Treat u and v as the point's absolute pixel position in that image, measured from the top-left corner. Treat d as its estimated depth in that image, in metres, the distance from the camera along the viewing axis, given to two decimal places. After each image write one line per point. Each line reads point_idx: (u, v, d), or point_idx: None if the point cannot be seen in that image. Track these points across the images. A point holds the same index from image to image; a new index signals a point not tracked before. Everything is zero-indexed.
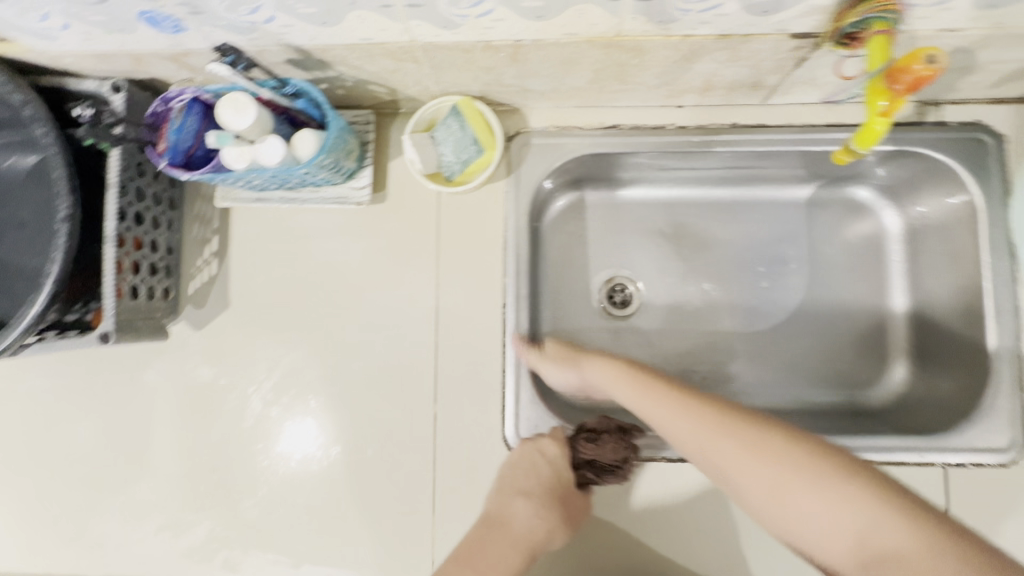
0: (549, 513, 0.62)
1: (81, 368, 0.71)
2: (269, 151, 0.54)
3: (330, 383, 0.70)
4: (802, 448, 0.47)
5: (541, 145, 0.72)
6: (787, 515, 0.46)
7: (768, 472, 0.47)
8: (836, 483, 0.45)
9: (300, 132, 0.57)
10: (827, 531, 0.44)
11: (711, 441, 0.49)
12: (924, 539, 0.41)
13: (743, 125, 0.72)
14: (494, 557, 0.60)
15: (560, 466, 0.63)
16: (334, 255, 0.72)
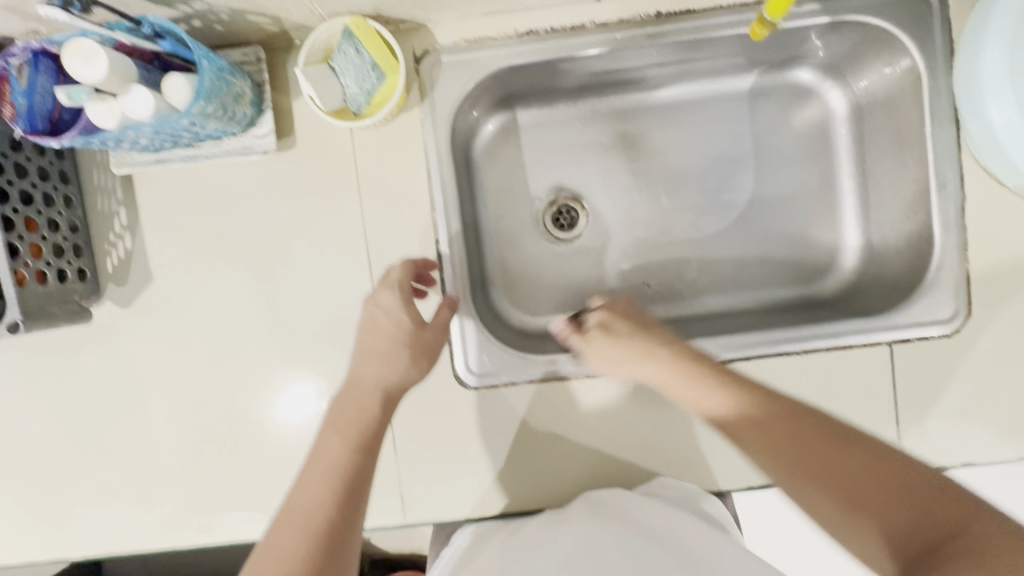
0: (413, 358, 0.61)
1: (14, 362, 0.69)
2: (136, 104, 0.51)
3: (271, 343, 0.68)
4: (843, 468, 0.44)
5: (453, 63, 0.68)
6: (801, 480, 0.46)
7: (786, 472, 0.47)
8: (827, 481, 0.44)
9: (169, 77, 0.53)
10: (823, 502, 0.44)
11: (770, 450, 0.48)
12: (833, 494, 0.44)
13: (669, 14, 0.67)
14: (353, 411, 0.58)
15: (399, 315, 0.62)
16: (254, 211, 0.68)
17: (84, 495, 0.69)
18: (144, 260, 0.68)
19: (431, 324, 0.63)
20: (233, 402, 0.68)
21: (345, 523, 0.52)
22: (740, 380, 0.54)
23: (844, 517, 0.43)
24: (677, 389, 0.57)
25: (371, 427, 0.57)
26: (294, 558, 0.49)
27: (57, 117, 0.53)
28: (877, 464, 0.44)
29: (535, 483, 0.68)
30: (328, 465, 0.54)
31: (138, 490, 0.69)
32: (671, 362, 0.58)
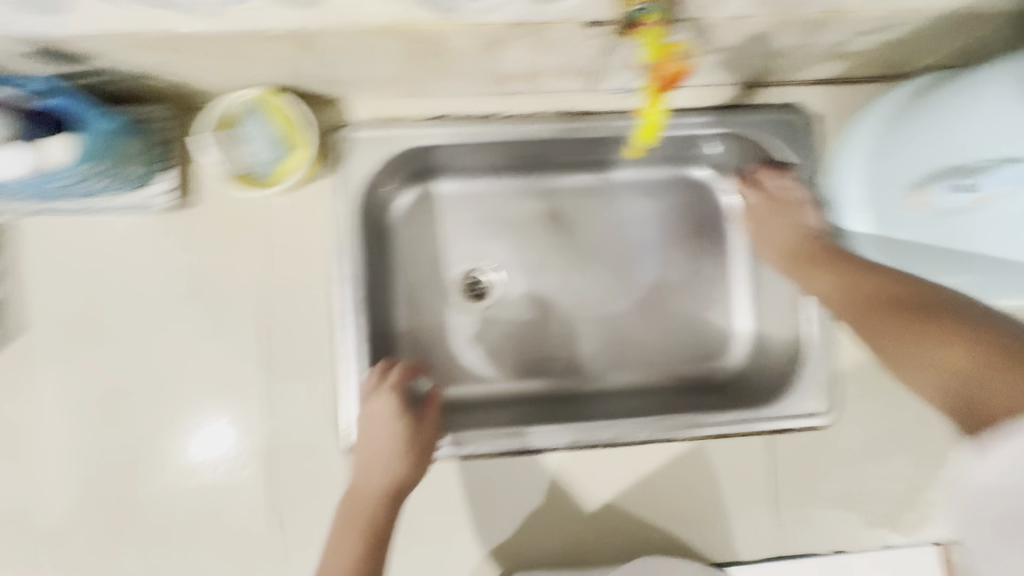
0: (417, 458, 0.62)
1: (29, 391, 0.64)
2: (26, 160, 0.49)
3: (312, 397, 0.65)
4: (923, 327, 0.48)
5: (509, 129, 0.68)
6: (908, 341, 0.49)
7: (892, 334, 0.51)
8: (913, 343, 0.48)
9: (51, 138, 0.50)
10: (937, 381, 0.45)
11: (871, 319, 0.53)
12: (934, 340, 0.46)
13: (725, 106, 0.70)
14: (367, 512, 0.59)
15: (395, 419, 0.62)
16: (305, 258, 0.66)
17: (83, 549, 0.63)
18: (180, 297, 0.65)
19: (426, 424, 0.63)
20: (264, 455, 0.65)
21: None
22: (911, 292, 0.53)
23: (943, 350, 0.45)
24: (869, 338, 0.53)
25: (381, 526, 0.58)
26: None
27: (122, 133, 0.55)
28: (942, 330, 0.47)
29: (573, 550, 0.67)
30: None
31: (146, 543, 0.64)
32: (862, 322, 0.54)
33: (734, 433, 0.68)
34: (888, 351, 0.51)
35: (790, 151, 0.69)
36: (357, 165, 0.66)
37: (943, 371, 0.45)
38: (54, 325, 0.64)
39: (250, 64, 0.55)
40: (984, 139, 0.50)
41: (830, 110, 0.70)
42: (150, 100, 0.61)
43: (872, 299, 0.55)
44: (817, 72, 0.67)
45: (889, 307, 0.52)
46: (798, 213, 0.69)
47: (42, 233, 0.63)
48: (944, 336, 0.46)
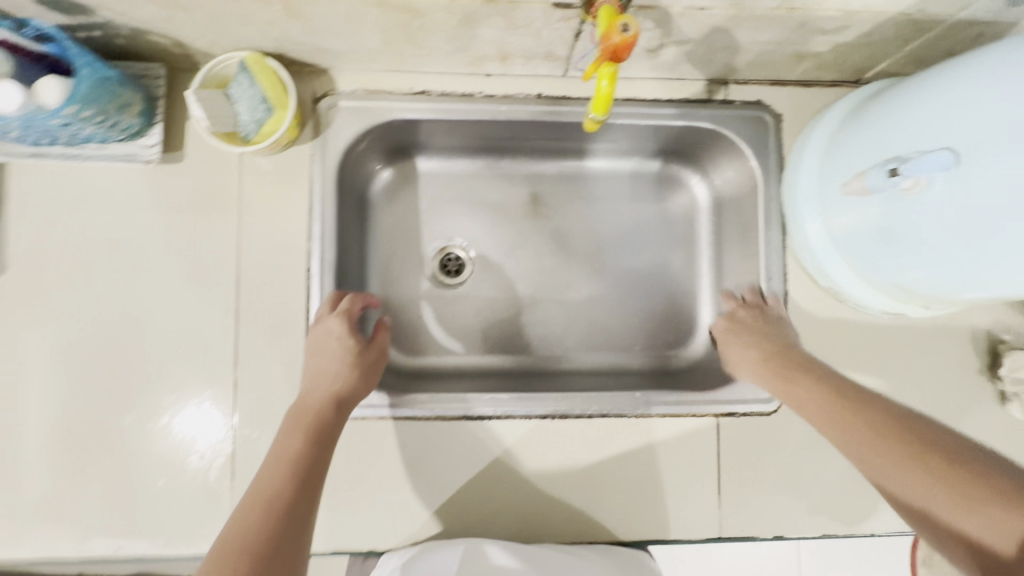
0: (363, 375, 0.64)
1: (5, 327, 0.66)
2: (3, 97, 0.50)
3: (277, 351, 0.68)
4: (904, 459, 0.46)
5: (485, 108, 0.71)
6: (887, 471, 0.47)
7: (871, 446, 0.49)
8: (897, 464, 0.46)
9: (44, 78, 0.53)
10: (917, 486, 0.44)
11: (842, 441, 0.51)
12: (914, 472, 0.45)
13: (693, 99, 0.73)
14: (312, 413, 0.58)
15: (347, 337, 0.64)
16: (281, 217, 0.69)
17: (44, 485, 0.65)
18: (158, 248, 0.67)
19: (374, 346, 0.67)
20: (225, 404, 0.67)
21: (311, 486, 0.52)
22: (873, 422, 0.51)
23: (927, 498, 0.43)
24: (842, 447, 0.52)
25: (328, 424, 0.58)
26: (244, 528, 0.47)
27: (113, 82, 0.58)
28: (929, 458, 0.45)
29: (520, 518, 0.68)
30: (284, 457, 0.54)
31: (105, 484, 0.65)
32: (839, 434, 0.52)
33: (687, 413, 0.70)
34: (867, 458, 0.49)
35: (753, 145, 0.72)
36: (338, 132, 0.69)
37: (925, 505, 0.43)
38: (35, 266, 0.66)
39: (239, 27, 0.59)
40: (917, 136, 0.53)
41: (793, 110, 0.73)
42: (150, 59, 0.66)
43: (845, 413, 0.53)
44: (781, 71, 0.70)
45: (874, 438, 0.49)
46: (775, 330, 0.68)
47: (32, 177, 0.66)
48: (935, 469, 0.44)
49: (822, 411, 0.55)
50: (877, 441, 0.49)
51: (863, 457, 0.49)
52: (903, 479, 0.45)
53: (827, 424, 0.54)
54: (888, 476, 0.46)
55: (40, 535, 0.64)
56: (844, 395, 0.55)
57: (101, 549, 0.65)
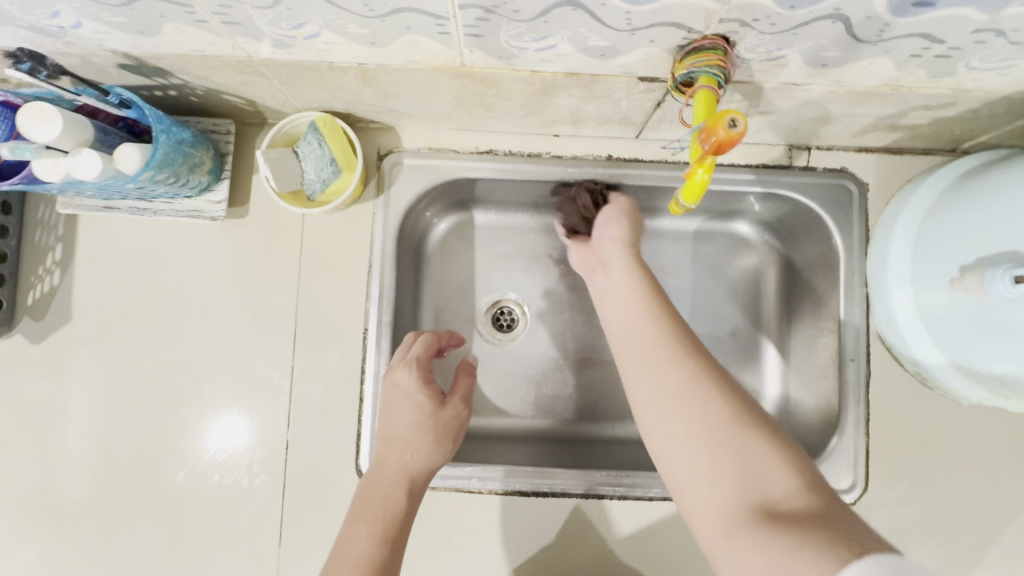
0: (436, 441, 0.61)
1: (70, 374, 0.66)
2: (84, 165, 0.50)
3: (329, 411, 0.66)
4: (733, 457, 0.45)
5: (551, 168, 0.69)
6: (697, 445, 0.46)
7: (698, 453, 0.46)
8: (727, 454, 0.45)
9: (122, 145, 0.53)
10: (782, 475, 0.43)
11: (679, 433, 0.48)
12: (755, 468, 0.44)
13: (771, 165, 0.69)
14: (382, 500, 0.56)
15: (415, 394, 0.62)
16: (340, 274, 0.68)
17: (95, 538, 0.64)
18: (219, 302, 0.67)
19: (450, 403, 0.63)
20: (276, 464, 0.65)
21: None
22: (724, 402, 0.48)
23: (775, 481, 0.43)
24: (647, 421, 0.51)
25: (399, 517, 0.56)
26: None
27: (186, 144, 0.58)
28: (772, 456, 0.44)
29: None
30: (352, 554, 0.52)
31: (153, 540, 0.65)
32: (673, 410, 0.49)
33: None
34: (697, 489, 0.45)
35: (837, 216, 0.68)
36: (401, 190, 0.68)
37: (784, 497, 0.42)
38: (100, 316, 0.67)
39: (313, 91, 0.59)
40: None
41: (878, 178, 0.69)
42: (221, 115, 0.66)
43: (695, 384, 0.49)
44: (869, 140, 0.66)
45: (698, 426, 0.47)
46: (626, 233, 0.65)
47: (102, 228, 0.67)
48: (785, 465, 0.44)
49: (665, 357, 0.52)
50: (727, 407, 0.47)
51: (704, 527, 0.44)
52: (720, 488, 0.44)
53: (690, 369, 0.50)
54: (733, 446, 0.45)
55: None
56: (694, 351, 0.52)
57: None
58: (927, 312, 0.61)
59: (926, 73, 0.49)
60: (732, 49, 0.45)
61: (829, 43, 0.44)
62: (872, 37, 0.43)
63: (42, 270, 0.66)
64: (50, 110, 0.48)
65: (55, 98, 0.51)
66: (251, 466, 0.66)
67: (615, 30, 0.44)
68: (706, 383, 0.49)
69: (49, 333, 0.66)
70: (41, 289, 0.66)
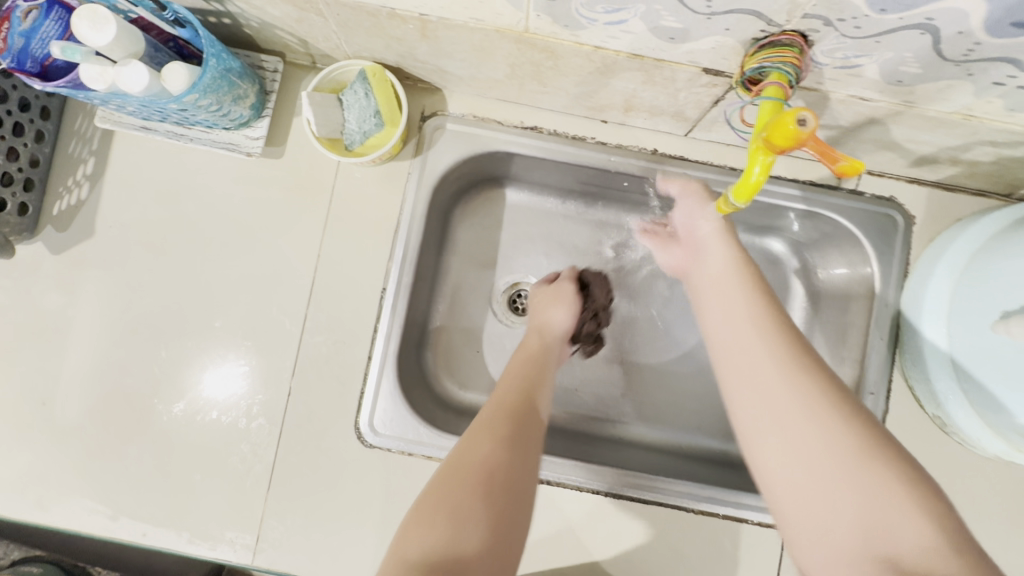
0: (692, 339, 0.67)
1: (86, 290, 0.66)
2: (130, 78, 0.49)
3: (336, 365, 0.65)
4: (874, 494, 0.39)
5: (594, 153, 0.67)
6: (822, 474, 0.41)
7: (810, 469, 0.42)
8: (878, 491, 0.39)
9: (171, 63, 0.52)
10: (917, 529, 0.37)
11: (785, 427, 0.44)
12: (904, 515, 0.38)
13: (818, 184, 0.67)
14: (504, 423, 0.51)
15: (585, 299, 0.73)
16: (367, 230, 0.67)
17: (88, 457, 0.64)
18: (242, 238, 0.66)
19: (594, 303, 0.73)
20: (276, 409, 0.65)
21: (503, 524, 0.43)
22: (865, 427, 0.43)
23: (917, 531, 0.37)
24: (745, 441, 0.47)
25: (512, 428, 0.50)
26: (410, 537, 0.42)
27: (234, 73, 0.57)
28: (910, 497, 0.39)
29: None
30: (502, 395, 0.55)
31: (144, 468, 0.64)
32: (803, 427, 0.43)
33: (749, 518, 0.64)
34: (815, 509, 0.41)
35: (879, 245, 0.66)
36: (439, 155, 0.67)
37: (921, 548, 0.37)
38: (122, 238, 0.66)
39: (368, 39, 0.57)
40: None
41: (927, 212, 0.67)
42: (270, 52, 0.65)
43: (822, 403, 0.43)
44: (924, 171, 0.64)
45: (848, 450, 0.41)
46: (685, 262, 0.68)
47: (137, 151, 0.67)
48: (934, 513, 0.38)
49: (806, 385, 0.44)
50: (867, 447, 0.41)
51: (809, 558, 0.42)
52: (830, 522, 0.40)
53: (814, 387, 0.44)
54: (858, 490, 0.40)
55: (74, 503, 0.64)
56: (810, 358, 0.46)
57: (129, 532, 0.63)
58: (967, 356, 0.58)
59: (1004, 105, 0.47)
60: (809, 49, 0.44)
61: (910, 57, 0.43)
62: (958, 56, 0.41)
63: (71, 182, 0.66)
64: (105, 15, 0.47)
65: (111, 6, 0.50)
66: (253, 409, 0.65)
67: (692, 12, 0.42)
68: (851, 444, 0.41)
69: (70, 246, 0.66)
70: (69, 201, 0.66)
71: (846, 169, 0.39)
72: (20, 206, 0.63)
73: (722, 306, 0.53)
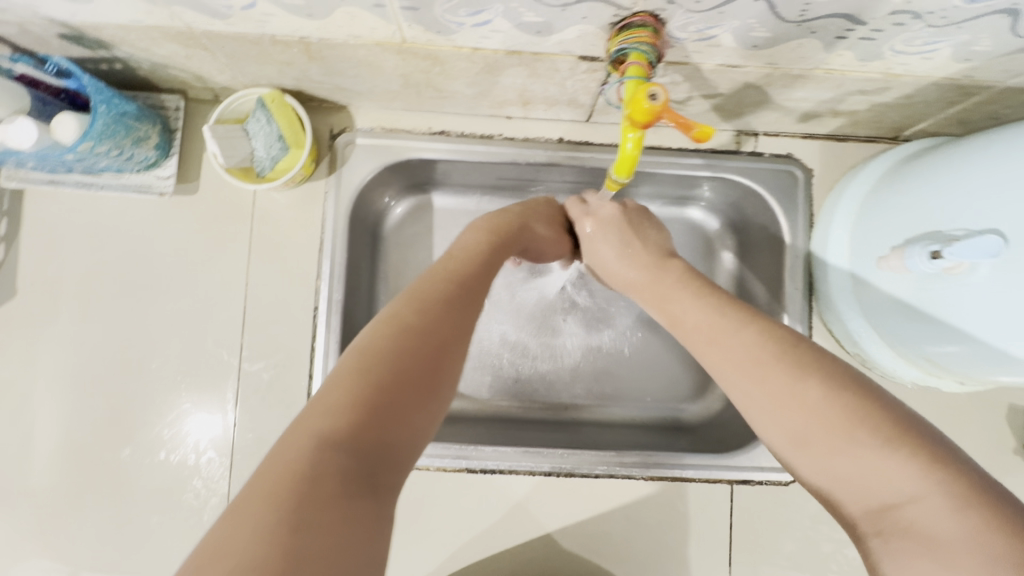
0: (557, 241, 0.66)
1: (16, 350, 0.66)
2: (19, 134, 0.50)
3: (279, 388, 0.66)
4: (858, 456, 0.35)
5: (503, 147, 0.69)
6: (804, 452, 0.38)
7: (813, 462, 0.37)
8: (840, 443, 0.36)
9: (60, 114, 0.53)
10: (871, 473, 0.34)
11: (749, 406, 0.42)
12: (853, 468, 0.35)
13: (719, 150, 0.70)
14: (441, 294, 0.44)
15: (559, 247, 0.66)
16: (291, 252, 0.68)
17: (39, 516, 0.64)
18: (168, 276, 0.67)
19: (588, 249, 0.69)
20: (224, 440, 0.65)
21: (453, 338, 0.41)
22: (852, 410, 0.36)
23: (868, 480, 0.34)
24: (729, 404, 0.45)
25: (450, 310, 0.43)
26: (337, 381, 0.35)
27: (130, 117, 0.57)
28: (842, 439, 0.36)
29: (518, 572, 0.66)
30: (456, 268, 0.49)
31: (98, 520, 0.64)
32: (757, 404, 0.41)
33: (695, 477, 0.67)
34: (817, 488, 0.38)
35: (782, 201, 0.69)
36: (353, 171, 0.68)
37: (880, 499, 0.34)
38: (46, 293, 0.66)
39: (260, 67, 0.58)
40: (951, 214, 0.51)
41: (824, 164, 0.70)
42: (169, 91, 0.65)
43: (759, 373, 0.42)
44: (814, 126, 0.67)
45: (794, 417, 0.39)
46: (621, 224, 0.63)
47: (48, 206, 0.67)
48: (878, 452, 0.34)
49: (740, 379, 0.43)
50: (796, 403, 0.39)
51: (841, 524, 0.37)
52: (824, 491, 0.37)
53: (733, 354, 0.44)
54: (838, 473, 0.36)
55: (31, 564, 0.63)
56: (746, 330, 0.45)
57: None
58: (867, 297, 0.62)
59: (855, 56, 0.50)
60: (664, 28, 0.46)
61: (755, 23, 0.46)
62: (795, 17, 0.44)
63: None
64: None
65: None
66: (204, 442, 0.65)
67: (547, 6, 0.44)
68: (792, 407, 0.39)
69: None
70: None
71: (700, 136, 0.42)
72: None
73: (673, 301, 0.53)
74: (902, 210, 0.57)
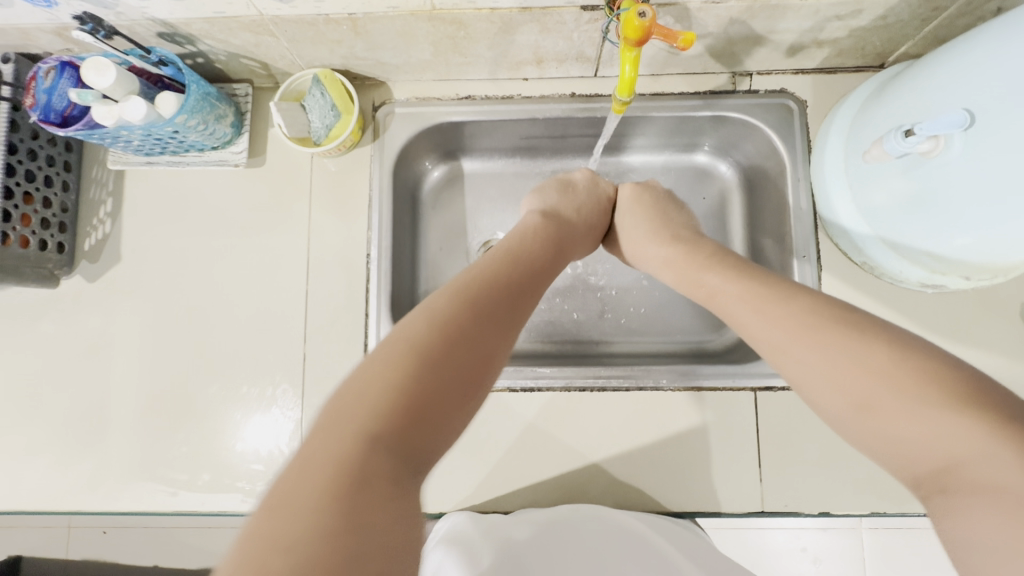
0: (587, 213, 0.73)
1: (122, 307, 0.78)
2: (131, 110, 0.62)
3: (341, 327, 0.76)
4: (941, 413, 0.37)
5: (522, 104, 0.79)
6: (881, 412, 0.40)
7: (892, 419, 0.39)
8: (924, 403, 0.38)
9: (162, 93, 0.64)
10: (955, 430, 0.36)
11: (817, 367, 0.44)
12: (936, 426, 0.37)
13: (717, 91, 0.78)
14: (485, 287, 0.52)
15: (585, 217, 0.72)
16: (345, 209, 0.78)
17: (146, 446, 0.74)
18: (244, 237, 0.78)
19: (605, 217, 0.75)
20: (297, 373, 0.75)
21: (479, 345, 0.47)
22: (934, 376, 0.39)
23: (951, 436, 0.36)
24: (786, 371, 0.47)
25: (490, 305, 0.50)
26: (386, 383, 0.41)
27: (213, 96, 0.69)
28: (925, 400, 0.38)
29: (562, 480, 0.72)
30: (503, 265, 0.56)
31: (195, 447, 0.74)
32: (827, 364, 0.44)
33: (719, 386, 0.73)
34: (887, 448, 0.40)
35: (779, 131, 0.76)
36: (394, 135, 0.78)
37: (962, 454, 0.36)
38: (145, 257, 0.78)
39: (314, 48, 0.70)
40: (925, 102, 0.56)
41: (816, 95, 0.77)
42: (238, 81, 0.78)
43: (830, 339, 0.45)
44: (801, 59, 0.74)
45: (874, 377, 0.41)
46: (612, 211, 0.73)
47: (145, 185, 0.79)
48: (960, 410, 0.37)
49: (812, 345, 0.45)
50: (876, 366, 0.41)
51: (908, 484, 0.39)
52: (898, 448, 0.39)
53: (801, 324, 0.47)
54: (918, 428, 0.38)
55: (140, 489, 0.73)
56: (808, 307, 0.48)
57: (190, 503, 0.73)
58: (862, 206, 0.66)
59: None
60: None
61: None
62: None
63: (96, 221, 0.78)
64: (106, 64, 0.60)
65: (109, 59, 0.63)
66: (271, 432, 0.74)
67: None
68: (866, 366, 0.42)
69: (103, 273, 0.78)
70: (96, 236, 0.78)
71: (685, 42, 0.50)
72: (59, 245, 0.75)
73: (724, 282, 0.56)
74: (889, 107, 0.62)
